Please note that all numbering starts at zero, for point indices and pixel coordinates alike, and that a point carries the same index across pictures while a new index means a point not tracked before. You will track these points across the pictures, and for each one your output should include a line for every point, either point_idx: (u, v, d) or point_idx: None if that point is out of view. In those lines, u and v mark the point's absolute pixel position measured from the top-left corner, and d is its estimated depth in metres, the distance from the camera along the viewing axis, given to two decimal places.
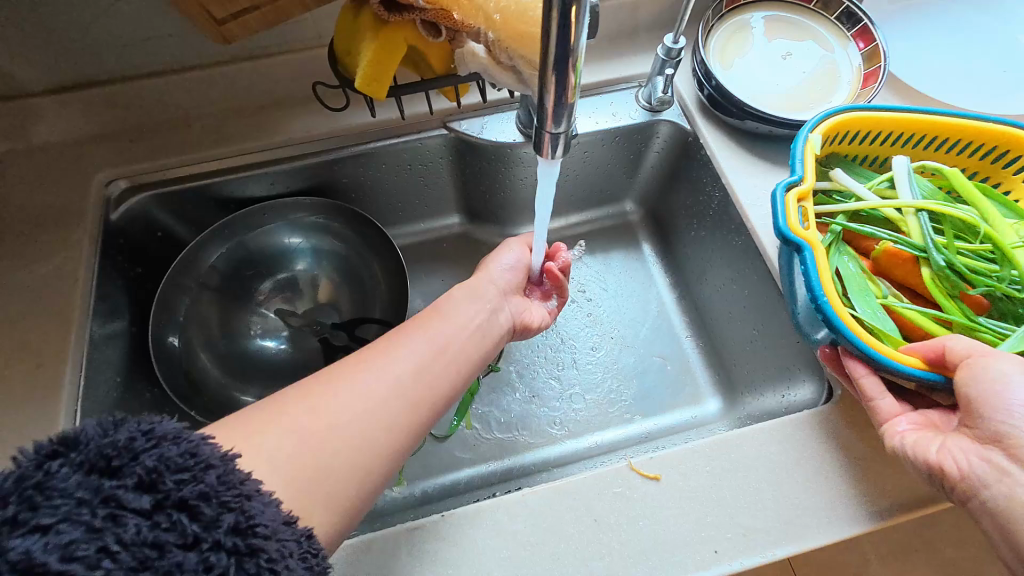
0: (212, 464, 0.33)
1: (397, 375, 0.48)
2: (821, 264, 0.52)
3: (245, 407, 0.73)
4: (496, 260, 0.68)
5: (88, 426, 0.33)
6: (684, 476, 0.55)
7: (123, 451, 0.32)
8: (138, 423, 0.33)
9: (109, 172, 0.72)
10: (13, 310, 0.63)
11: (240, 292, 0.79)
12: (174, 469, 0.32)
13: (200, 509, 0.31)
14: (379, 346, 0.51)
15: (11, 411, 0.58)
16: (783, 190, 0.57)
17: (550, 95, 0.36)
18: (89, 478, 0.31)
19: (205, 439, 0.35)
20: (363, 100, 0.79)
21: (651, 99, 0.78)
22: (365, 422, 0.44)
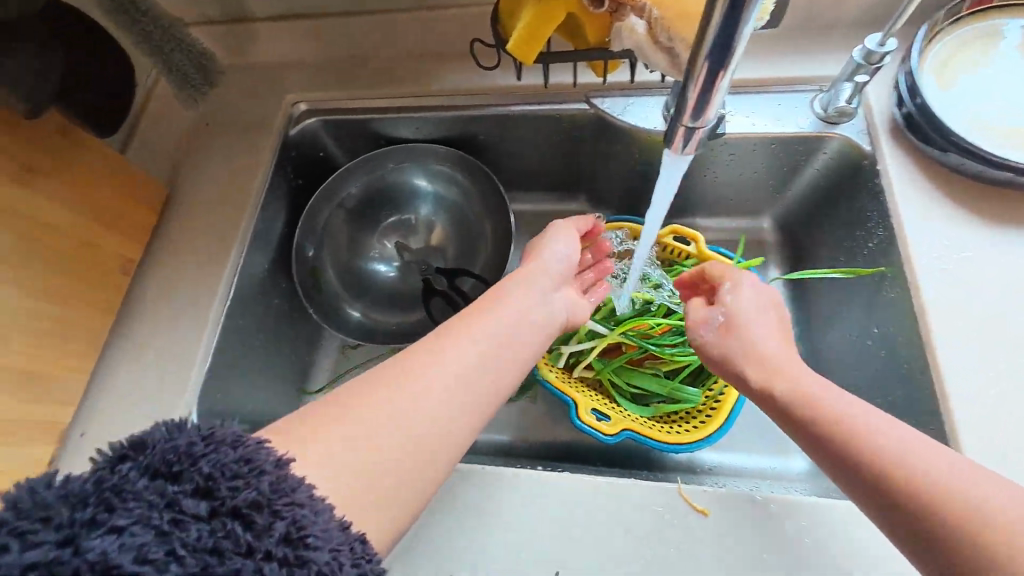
0: (265, 471, 0.36)
1: (462, 369, 0.50)
2: (660, 439, 0.69)
3: (351, 318, 0.85)
4: (549, 247, 0.68)
5: (158, 429, 0.36)
6: (735, 521, 0.50)
7: (184, 455, 0.35)
8: (196, 428, 0.37)
9: (296, 95, 0.84)
10: (207, 193, 0.78)
11: (370, 219, 0.88)
12: (230, 476, 0.35)
13: (253, 516, 0.34)
14: (454, 328, 0.53)
15: (191, 271, 0.73)
16: (579, 419, 0.71)
17: (694, 90, 0.34)
18: (154, 481, 0.34)
19: (260, 445, 0.37)
20: (516, 62, 0.81)
21: (829, 107, 0.68)
22: (472, 376, 0.51)
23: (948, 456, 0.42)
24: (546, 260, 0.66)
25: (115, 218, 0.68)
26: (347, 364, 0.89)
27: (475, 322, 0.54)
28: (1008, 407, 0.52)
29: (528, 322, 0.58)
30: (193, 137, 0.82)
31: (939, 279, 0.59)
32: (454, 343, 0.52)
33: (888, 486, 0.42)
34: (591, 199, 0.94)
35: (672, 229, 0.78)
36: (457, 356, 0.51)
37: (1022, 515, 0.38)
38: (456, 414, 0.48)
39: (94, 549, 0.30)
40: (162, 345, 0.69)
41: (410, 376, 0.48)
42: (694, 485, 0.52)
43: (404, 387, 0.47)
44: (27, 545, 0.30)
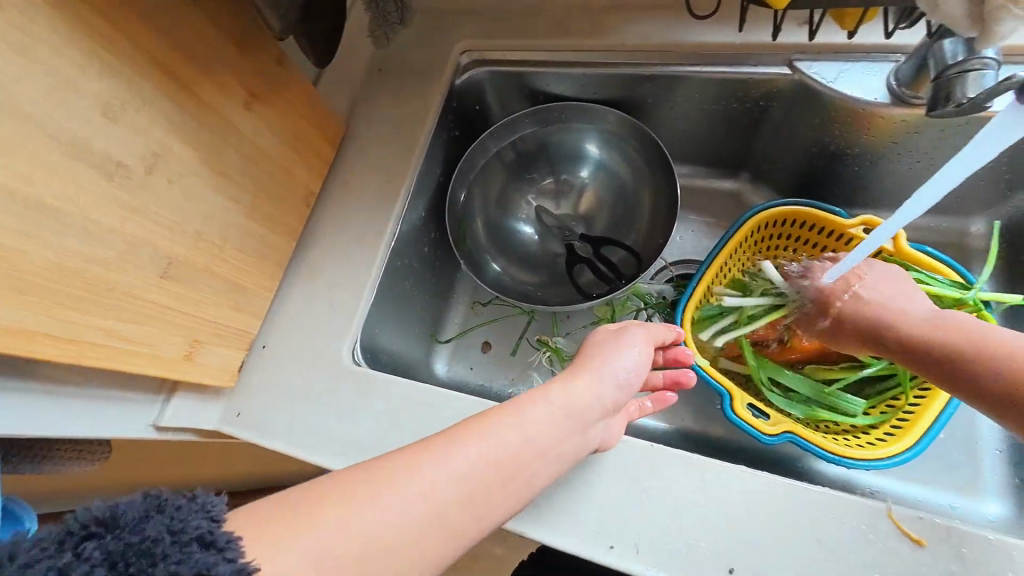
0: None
1: (467, 469, 0.41)
2: (835, 450, 0.61)
3: (492, 273, 0.85)
4: (614, 361, 0.55)
5: (133, 504, 0.33)
6: (961, 560, 0.43)
7: (145, 554, 0.31)
8: (170, 518, 0.32)
9: (468, 43, 0.83)
10: (377, 134, 0.80)
11: (521, 177, 0.87)
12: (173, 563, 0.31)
13: None
14: (463, 433, 0.43)
15: (359, 208, 0.75)
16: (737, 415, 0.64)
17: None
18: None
19: (227, 545, 0.33)
20: (729, 13, 0.72)
21: None
22: (492, 474, 0.42)
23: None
24: (607, 367, 0.54)
25: (304, 149, 0.71)
26: (475, 319, 0.93)
27: (503, 425, 0.45)
28: None
29: (578, 430, 0.48)
30: (367, 79, 0.84)
31: None
32: (514, 414, 0.46)
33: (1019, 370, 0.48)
34: (757, 178, 0.86)
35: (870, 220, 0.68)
36: (505, 435, 0.44)
37: None
38: (467, 500, 0.41)
39: None
40: (332, 275, 0.72)
41: (437, 449, 0.41)
42: (908, 511, 0.45)
43: (419, 461, 0.41)
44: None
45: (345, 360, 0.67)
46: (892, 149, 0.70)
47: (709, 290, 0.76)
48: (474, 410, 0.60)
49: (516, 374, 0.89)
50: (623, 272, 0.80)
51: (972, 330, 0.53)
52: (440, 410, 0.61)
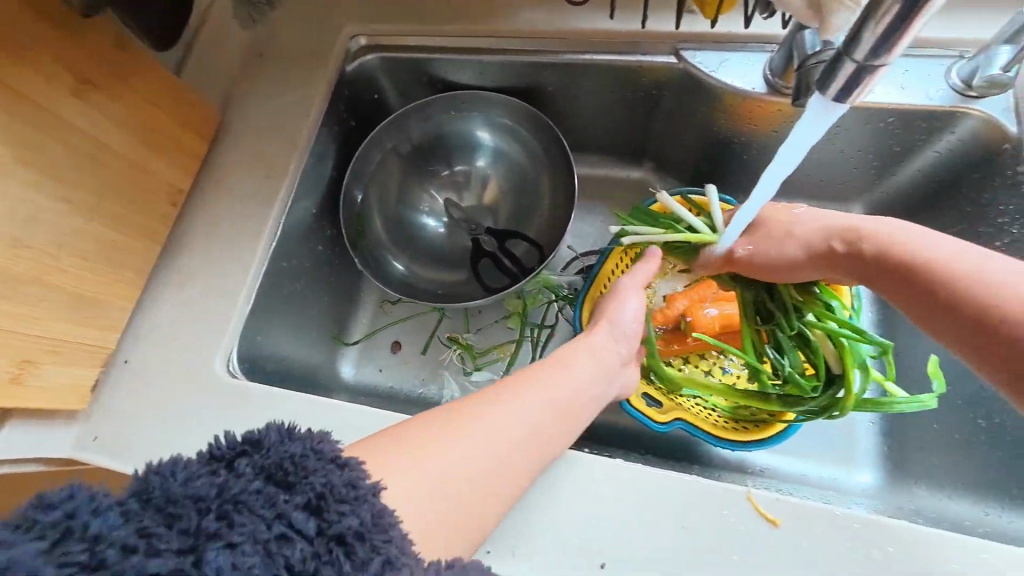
0: (365, 499, 0.34)
1: (509, 428, 0.45)
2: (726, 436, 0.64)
3: (395, 271, 0.81)
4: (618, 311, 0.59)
5: (267, 432, 0.37)
6: (810, 536, 0.45)
7: (297, 467, 0.35)
8: (303, 440, 0.36)
9: (356, 27, 0.78)
10: (257, 126, 0.74)
11: (421, 169, 0.83)
12: (337, 498, 0.34)
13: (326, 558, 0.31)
14: (484, 396, 0.47)
15: (237, 206, 0.70)
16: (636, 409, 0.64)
17: (876, 25, 0.28)
18: (267, 489, 0.34)
19: (358, 466, 0.36)
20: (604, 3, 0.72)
21: (974, 79, 0.57)
22: (529, 429, 0.46)
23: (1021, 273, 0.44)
24: (616, 321, 0.58)
25: (165, 142, 0.64)
26: (384, 319, 0.88)
27: (512, 402, 0.47)
28: None
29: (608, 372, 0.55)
30: (246, 65, 0.78)
31: None
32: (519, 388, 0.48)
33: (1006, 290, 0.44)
34: (658, 167, 0.86)
35: None
36: (540, 391, 0.49)
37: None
38: (531, 440, 0.46)
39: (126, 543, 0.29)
40: (206, 280, 0.67)
41: (437, 435, 0.43)
42: (767, 493, 0.47)
43: (434, 446, 0.42)
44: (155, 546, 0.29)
45: (218, 372, 0.62)
46: (774, 138, 0.72)
47: (609, 281, 0.76)
48: (354, 418, 0.56)
49: (426, 373, 0.84)
50: (526, 266, 0.79)
51: (891, 249, 0.51)
52: (318, 420, 0.57)
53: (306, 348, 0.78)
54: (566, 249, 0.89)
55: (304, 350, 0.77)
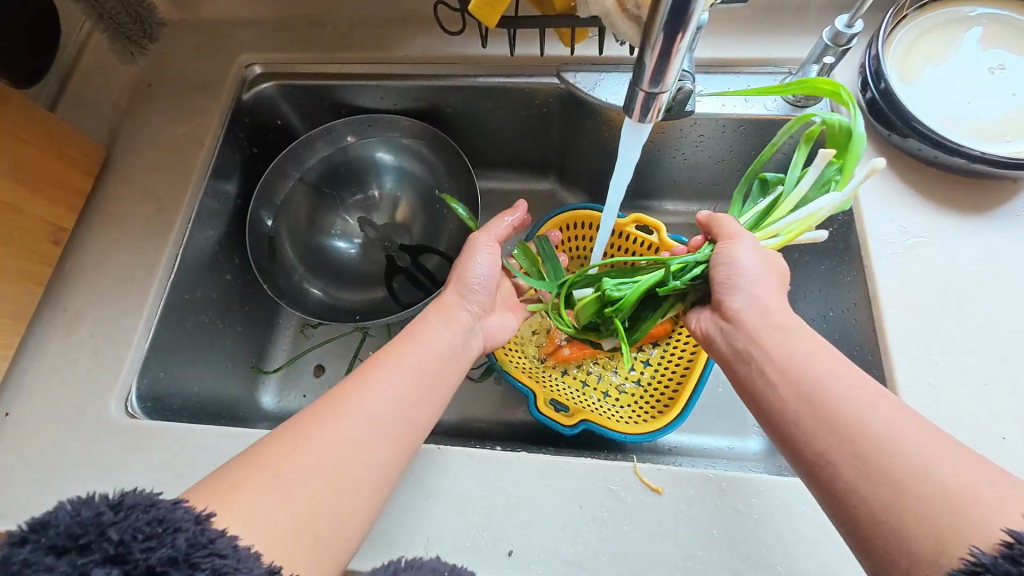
0: (179, 530, 0.35)
1: (369, 416, 0.46)
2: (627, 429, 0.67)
3: (309, 296, 0.81)
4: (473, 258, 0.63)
5: (60, 508, 0.35)
6: (686, 499, 0.51)
7: (91, 526, 0.34)
8: (106, 498, 0.36)
9: (250, 57, 0.79)
10: (149, 158, 0.73)
11: (330, 192, 0.84)
12: (143, 537, 0.34)
13: (168, 575, 0.33)
14: (346, 386, 0.48)
15: (130, 242, 0.68)
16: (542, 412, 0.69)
17: (653, 53, 0.33)
18: (60, 560, 0.32)
19: (174, 505, 0.37)
20: (478, 30, 0.78)
21: (796, 90, 0.67)
22: (387, 420, 0.47)
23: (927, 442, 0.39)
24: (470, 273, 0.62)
25: (44, 181, 0.62)
26: (306, 344, 0.86)
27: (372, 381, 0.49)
28: (963, 394, 0.52)
29: (444, 360, 0.55)
30: (135, 97, 0.76)
31: (894, 264, 0.59)
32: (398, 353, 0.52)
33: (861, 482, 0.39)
34: (562, 178, 0.91)
35: (636, 217, 0.76)
36: (352, 410, 0.46)
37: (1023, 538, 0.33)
38: (393, 426, 0.47)
39: None
40: (98, 320, 0.64)
41: (299, 434, 0.44)
42: (649, 465, 0.52)
43: (293, 442, 0.43)
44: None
45: (114, 412, 0.60)
46: (651, 149, 0.78)
47: None
48: None
49: None
50: (439, 279, 0.82)
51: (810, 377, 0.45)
52: (226, 451, 0.56)
53: (217, 380, 0.76)
54: None
55: (216, 384, 0.75)
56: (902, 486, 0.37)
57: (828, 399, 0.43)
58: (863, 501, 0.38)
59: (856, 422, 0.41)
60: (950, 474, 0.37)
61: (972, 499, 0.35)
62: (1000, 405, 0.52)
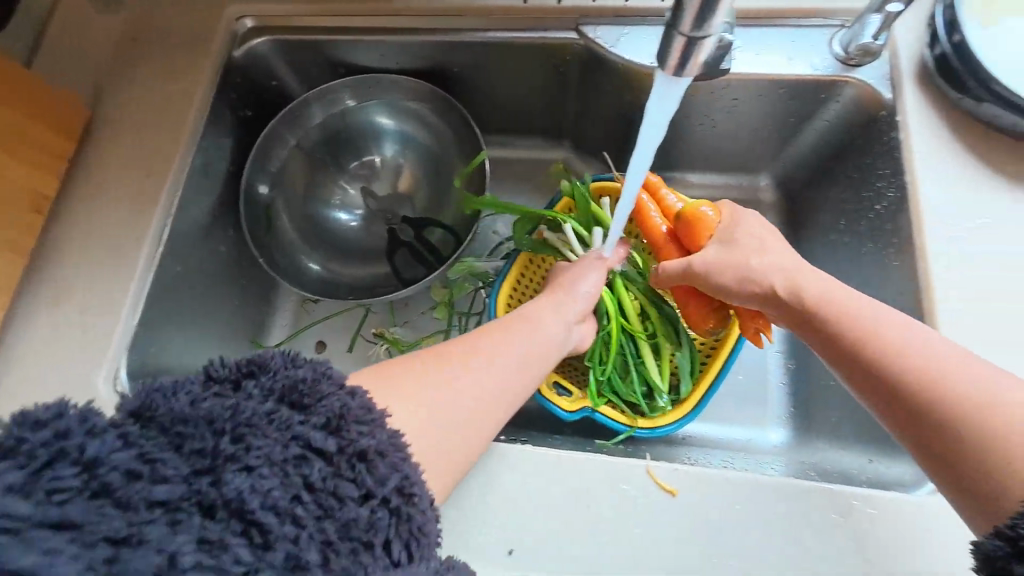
0: (334, 392, 0.37)
1: (456, 408, 0.44)
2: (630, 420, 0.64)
3: (308, 271, 0.77)
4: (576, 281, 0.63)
5: (191, 381, 0.37)
6: (703, 503, 0.47)
7: (231, 408, 0.35)
8: (258, 370, 0.38)
9: (240, 8, 0.72)
10: (134, 120, 0.68)
11: (329, 159, 0.79)
12: (283, 422, 0.35)
13: (326, 439, 0.35)
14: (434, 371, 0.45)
15: (116, 210, 0.64)
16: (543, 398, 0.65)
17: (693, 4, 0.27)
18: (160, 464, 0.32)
19: (319, 368, 0.38)
20: None
21: (849, 46, 0.59)
22: (472, 410, 0.45)
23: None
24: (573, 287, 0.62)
25: (20, 141, 0.58)
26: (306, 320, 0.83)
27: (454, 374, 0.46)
28: None
29: (528, 366, 0.51)
30: (119, 52, 0.71)
31: (951, 248, 0.52)
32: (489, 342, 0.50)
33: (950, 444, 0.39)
34: (577, 146, 0.84)
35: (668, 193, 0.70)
36: (435, 399, 0.43)
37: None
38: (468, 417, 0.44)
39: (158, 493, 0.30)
40: (85, 292, 0.61)
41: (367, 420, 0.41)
42: (666, 466, 0.48)
43: None
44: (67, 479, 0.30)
45: (104, 390, 0.57)
46: (678, 114, 0.70)
47: (527, 268, 0.78)
48: None
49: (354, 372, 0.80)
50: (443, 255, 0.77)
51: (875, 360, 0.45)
52: None
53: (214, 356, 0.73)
54: (493, 234, 0.87)
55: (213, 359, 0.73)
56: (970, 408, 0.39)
57: (895, 347, 0.44)
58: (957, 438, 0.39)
59: (950, 394, 0.40)
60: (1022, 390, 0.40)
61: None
62: None
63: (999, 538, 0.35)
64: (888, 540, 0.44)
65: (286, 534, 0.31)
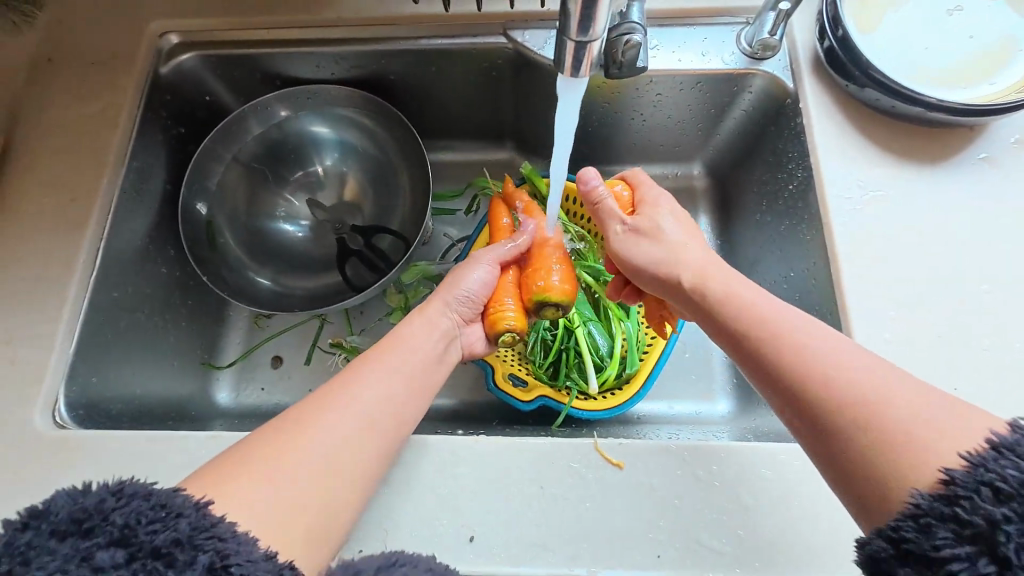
0: (184, 513, 0.35)
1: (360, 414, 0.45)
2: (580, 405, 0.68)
3: (256, 287, 0.76)
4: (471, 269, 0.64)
5: (59, 496, 0.35)
6: (649, 472, 0.50)
7: (94, 512, 0.34)
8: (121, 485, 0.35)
9: (163, 25, 0.71)
10: (56, 144, 0.66)
11: (270, 173, 0.79)
12: (147, 522, 0.34)
13: (175, 556, 0.33)
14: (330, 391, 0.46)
15: (42, 238, 0.62)
16: (498, 389, 0.68)
17: (576, 6, 0.31)
18: (63, 543, 0.33)
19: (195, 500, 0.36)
20: None
21: (753, 41, 0.64)
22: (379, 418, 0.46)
23: (918, 386, 0.38)
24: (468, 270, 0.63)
25: None
26: (260, 336, 0.82)
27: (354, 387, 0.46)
28: (923, 346, 0.52)
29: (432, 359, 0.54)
30: (35, 76, 0.68)
31: (852, 220, 0.57)
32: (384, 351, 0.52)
33: (856, 451, 0.37)
34: (520, 146, 0.86)
35: None
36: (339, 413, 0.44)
37: (933, 502, 0.32)
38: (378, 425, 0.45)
39: None
40: (15, 324, 0.59)
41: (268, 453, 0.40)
42: (610, 440, 0.52)
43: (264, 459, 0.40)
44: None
45: (40, 423, 0.55)
46: (608, 111, 0.73)
47: None
48: (207, 447, 0.53)
49: (313, 384, 0.79)
50: (393, 259, 0.77)
51: (784, 360, 0.42)
52: (162, 455, 0.53)
53: (163, 381, 0.71)
54: (444, 236, 0.88)
55: (161, 384, 0.71)
56: (858, 405, 0.37)
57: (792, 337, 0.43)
58: (850, 443, 0.37)
59: (859, 393, 0.38)
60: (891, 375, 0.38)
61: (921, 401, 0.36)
62: (956, 354, 0.51)
63: (882, 538, 0.34)
64: (817, 488, 0.48)
65: None
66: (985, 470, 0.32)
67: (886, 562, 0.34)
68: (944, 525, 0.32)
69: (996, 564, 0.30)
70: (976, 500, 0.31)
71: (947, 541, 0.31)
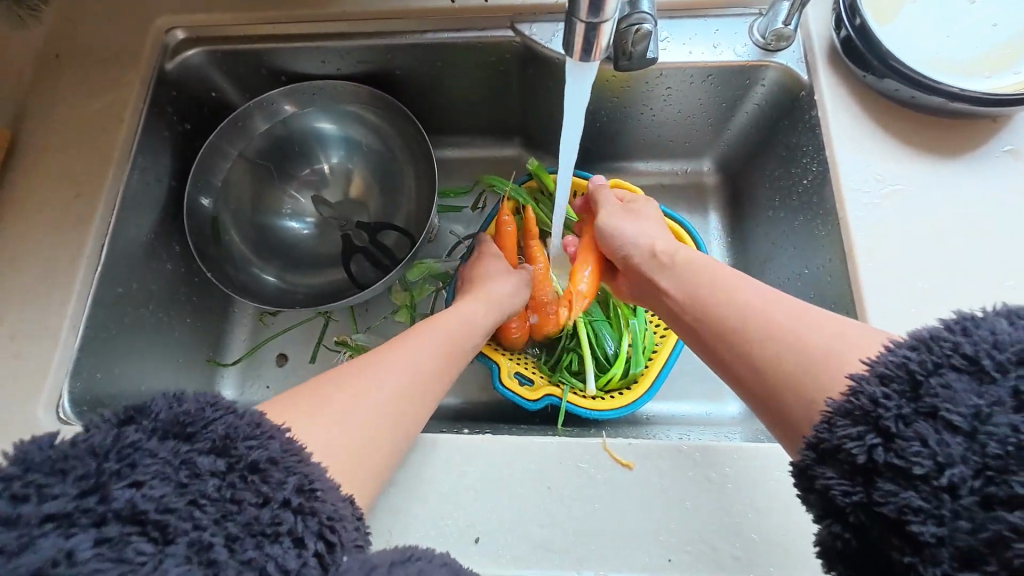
0: (274, 435, 0.36)
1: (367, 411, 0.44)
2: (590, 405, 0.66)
3: (261, 284, 0.76)
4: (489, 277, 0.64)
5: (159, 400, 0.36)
6: (659, 473, 0.49)
7: (197, 418, 0.35)
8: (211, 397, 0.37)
9: (169, 20, 0.71)
10: (62, 139, 0.66)
11: (275, 169, 0.78)
12: (245, 436, 0.35)
13: (269, 472, 0.34)
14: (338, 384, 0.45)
15: (47, 233, 0.62)
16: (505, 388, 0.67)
17: None
18: (165, 444, 0.34)
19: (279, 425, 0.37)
20: None
21: (767, 32, 0.63)
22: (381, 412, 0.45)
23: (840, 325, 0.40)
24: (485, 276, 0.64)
25: None
26: (266, 333, 0.81)
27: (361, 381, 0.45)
28: None
29: (443, 358, 0.53)
30: (42, 72, 0.69)
31: (869, 214, 0.56)
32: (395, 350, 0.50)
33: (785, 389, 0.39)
34: (527, 142, 0.85)
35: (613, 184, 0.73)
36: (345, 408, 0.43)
37: (840, 402, 0.35)
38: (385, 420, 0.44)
39: (119, 499, 0.30)
40: (21, 319, 0.59)
41: None
42: (619, 440, 0.50)
43: None
44: (44, 496, 0.29)
45: (44, 419, 0.55)
46: (617, 105, 0.72)
47: None
48: None
49: None
50: (399, 256, 0.77)
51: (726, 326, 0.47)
52: None
53: (168, 377, 0.71)
54: (450, 234, 0.87)
55: (166, 380, 0.70)
56: (782, 349, 0.41)
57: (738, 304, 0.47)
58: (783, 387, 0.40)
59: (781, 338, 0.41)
60: (828, 321, 0.41)
61: (849, 331, 0.39)
62: None
63: (806, 448, 0.36)
64: None
65: (249, 512, 0.32)
66: (882, 363, 0.34)
67: (810, 469, 0.35)
68: (846, 417, 0.34)
69: (882, 436, 0.32)
70: (862, 384, 0.34)
71: (848, 429, 0.33)
